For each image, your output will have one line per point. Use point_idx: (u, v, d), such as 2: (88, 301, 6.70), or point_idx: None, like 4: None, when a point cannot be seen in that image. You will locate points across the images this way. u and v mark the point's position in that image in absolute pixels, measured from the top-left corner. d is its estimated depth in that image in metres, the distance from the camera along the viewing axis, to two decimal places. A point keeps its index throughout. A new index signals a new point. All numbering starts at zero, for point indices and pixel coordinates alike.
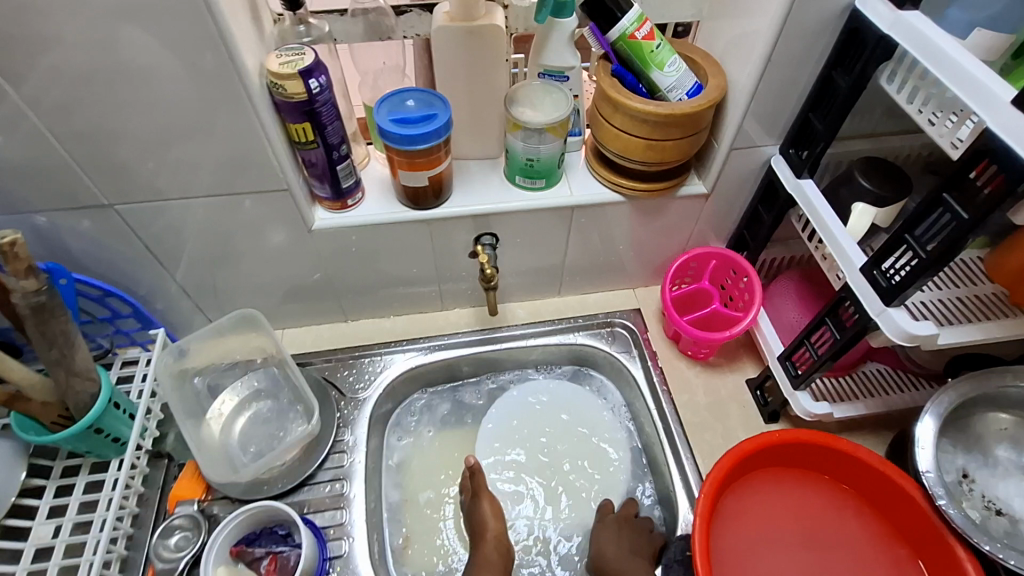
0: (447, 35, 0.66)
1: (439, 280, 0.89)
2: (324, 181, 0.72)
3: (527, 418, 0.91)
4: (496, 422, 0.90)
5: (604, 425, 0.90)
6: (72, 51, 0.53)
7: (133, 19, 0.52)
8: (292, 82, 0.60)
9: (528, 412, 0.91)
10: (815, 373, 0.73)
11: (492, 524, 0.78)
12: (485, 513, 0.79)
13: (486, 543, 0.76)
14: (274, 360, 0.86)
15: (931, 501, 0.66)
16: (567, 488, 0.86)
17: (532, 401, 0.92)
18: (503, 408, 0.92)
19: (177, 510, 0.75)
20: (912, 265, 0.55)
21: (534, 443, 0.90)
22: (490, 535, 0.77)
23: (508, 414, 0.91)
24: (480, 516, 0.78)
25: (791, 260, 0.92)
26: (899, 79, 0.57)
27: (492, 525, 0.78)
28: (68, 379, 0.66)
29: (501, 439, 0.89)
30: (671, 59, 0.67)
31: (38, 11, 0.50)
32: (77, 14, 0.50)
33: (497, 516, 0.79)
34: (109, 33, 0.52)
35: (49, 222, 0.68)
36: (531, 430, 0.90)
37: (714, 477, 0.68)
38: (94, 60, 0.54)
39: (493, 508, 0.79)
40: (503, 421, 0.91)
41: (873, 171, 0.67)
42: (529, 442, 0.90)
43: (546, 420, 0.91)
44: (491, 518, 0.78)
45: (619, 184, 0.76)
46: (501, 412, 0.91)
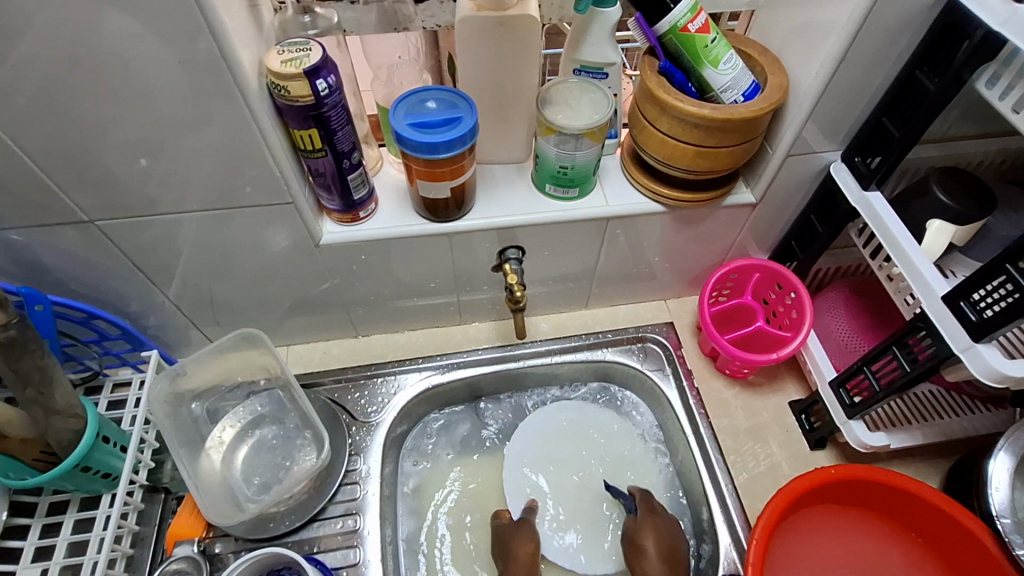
0: (474, 25, 0.57)
1: (458, 292, 0.82)
2: (333, 192, 0.64)
3: (551, 443, 0.85)
4: (518, 447, 0.84)
5: (631, 447, 0.84)
6: (36, 48, 0.45)
7: (107, 8, 0.43)
8: (296, 83, 0.52)
9: (552, 432, 0.85)
10: (875, 404, 0.67)
11: (527, 547, 0.73)
12: (522, 541, 0.74)
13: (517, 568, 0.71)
14: (278, 382, 0.78)
15: (1005, 550, 0.60)
16: (597, 519, 0.80)
17: (556, 423, 0.86)
18: (526, 432, 0.85)
19: (177, 552, 0.69)
20: (1009, 300, 0.49)
21: (560, 469, 0.83)
22: (523, 555, 0.73)
23: (531, 438, 0.85)
24: (512, 538, 0.74)
25: (838, 271, 0.85)
26: (1004, 83, 0.50)
27: (525, 549, 0.73)
28: (47, 418, 0.59)
29: (524, 463, 0.83)
30: (727, 55, 0.59)
31: None
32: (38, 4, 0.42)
33: (530, 539, 0.74)
34: (78, 26, 0.44)
35: (23, 238, 0.60)
36: (557, 456, 0.84)
37: (767, 523, 0.62)
38: (63, 59, 0.46)
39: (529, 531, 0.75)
40: (528, 445, 0.84)
41: (951, 183, 0.60)
42: (555, 469, 0.83)
43: (571, 442, 0.85)
44: (526, 541, 0.74)
45: (660, 194, 0.69)
46: (523, 437, 0.85)
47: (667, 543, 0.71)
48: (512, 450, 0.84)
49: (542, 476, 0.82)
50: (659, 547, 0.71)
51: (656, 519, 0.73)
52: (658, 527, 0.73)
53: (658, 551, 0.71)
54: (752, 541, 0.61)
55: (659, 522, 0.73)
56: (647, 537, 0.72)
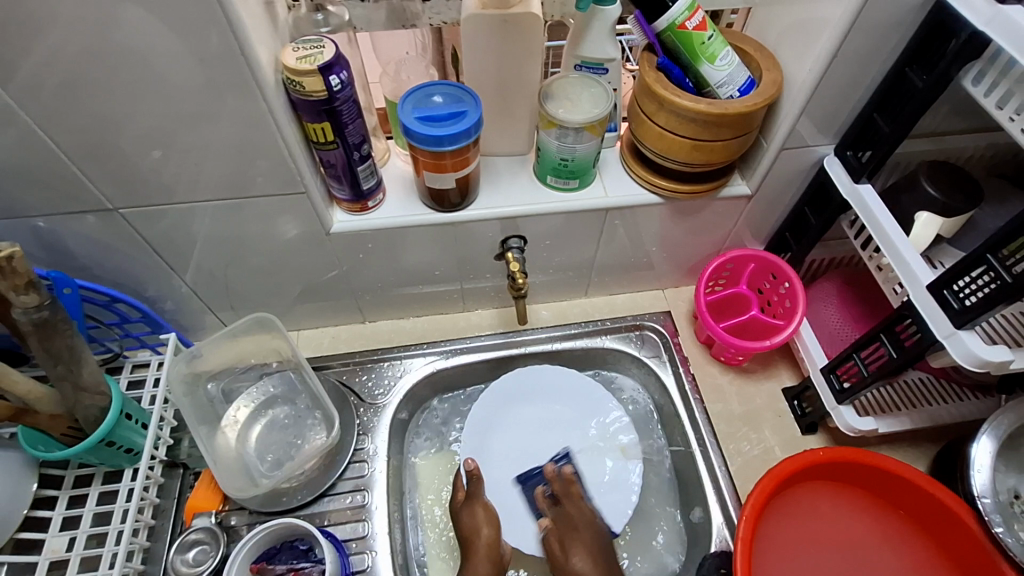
0: (479, 23, 0.60)
1: (461, 280, 0.85)
2: (343, 182, 0.67)
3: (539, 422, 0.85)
4: (473, 434, 0.84)
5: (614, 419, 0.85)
6: (62, 43, 0.48)
7: (123, 6, 0.46)
8: (311, 79, 0.54)
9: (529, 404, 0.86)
10: (864, 389, 0.69)
11: (486, 535, 0.74)
12: (479, 527, 0.75)
13: (479, 559, 0.72)
14: (290, 364, 0.82)
15: (985, 528, 0.63)
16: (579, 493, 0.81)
17: (553, 400, 0.86)
18: (479, 417, 0.84)
19: (195, 523, 0.73)
20: (990, 288, 0.51)
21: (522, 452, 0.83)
22: (482, 545, 0.73)
23: (488, 426, 0.84)
24: (474, 525, 0.75)
25: (833, 262, 0.87)
26: (989, 80, 0.51)
27: (487, 535, 0.74)
28: (75, 394, 0.62)
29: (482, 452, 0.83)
30: (723, 52, 0.61)
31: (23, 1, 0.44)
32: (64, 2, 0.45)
33: (490, 522, 0.75)
34: (99, 22, 0.46)
35: (49, 225, 0.64)
36: (522, 439, 0.84)
37: (756, 501, 0.65)
38: (86, 56, 0.49)
39: (487, 515, 0.76)
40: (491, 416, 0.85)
41: (940, 177, 0.62)
42: (513, 455, 0.83)
43: (550, 415, 0.86)
44: (485, 526, 0.75)
45: (657, 185, 0.71)
46: (476, 424, 0.84)
47: (593, 550, 0.73)
48: (467, 437, 0.83)
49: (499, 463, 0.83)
50: (591, 558, 0.72)
51: (581, 526, 0.75)
52: (579, 528, 0.75)
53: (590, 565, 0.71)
54: (741, 518, 0.64)
55: (576, 532, 0.74)
56: (577, 554, 0.72)
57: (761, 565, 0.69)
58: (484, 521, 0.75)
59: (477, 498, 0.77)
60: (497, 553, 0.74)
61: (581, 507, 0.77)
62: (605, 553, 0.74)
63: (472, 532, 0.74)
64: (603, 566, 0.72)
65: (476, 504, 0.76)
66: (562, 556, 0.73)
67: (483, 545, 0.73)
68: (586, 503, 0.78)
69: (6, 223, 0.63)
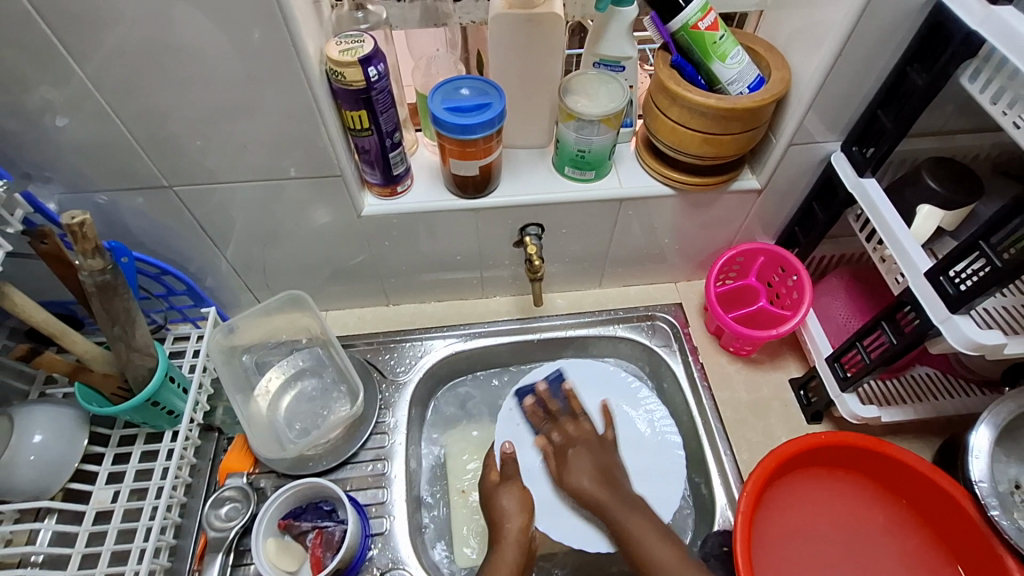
0: (506, 22, 0.64)
1: (480, 267, 0.90)
2: (375, 167, 0.72)
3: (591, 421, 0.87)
4: (506, 422, 0.86)
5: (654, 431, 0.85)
6: (129, 32, 0.53)
7: (187, 3, 0.51)
8: (352, 70, 0.60)
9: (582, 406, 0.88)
10: (865, 376, 0.72)
11: (512, 522, 0.76)
12: (513, 515, 0.76)
13: (507, 544, 0.74)
14: (319, 340, 0.87)
15: (981, 512, 0.65)
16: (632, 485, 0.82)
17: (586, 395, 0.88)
18: (517, 403, 0.87)
19: (228, 481, 0.78)
20: (982, 273, 0.53)
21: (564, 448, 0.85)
22: (510, 530, 0.75)
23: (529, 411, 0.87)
24: (506, 511, 0.77)
25: (841, 258, 0.90)
26: (984, 77, 0.54)
27: (514, 522, 0.76)
28: (128, 354, 0.68)
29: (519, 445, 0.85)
30: (734, 51, 0.65)
31: None
32: None
33: (523, 510, 0.77)
34: (165, 14, 0.52)
35: (109, 201, 0.70)
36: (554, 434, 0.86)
37: (759, 477, 0.68)
38: (150, 44, 0.54)
39: (521, 502, 0.78)
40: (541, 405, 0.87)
41: (941, 171, 0.65)
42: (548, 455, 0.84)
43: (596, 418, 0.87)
44: (518, 513, 0.77)
45: (670, 178, 0.75)
46: (514, 409, 0.87)
47: (599, 461, 0.80)
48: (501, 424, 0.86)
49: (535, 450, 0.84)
50: (592, 468, 0.79)
51: (580, 445, 0.82)
52: (577, 443, 0.82)
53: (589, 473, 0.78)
54: (742, 494, 0.67)
55: (582, 442, 0.82)
56: (580, 467, 0.79)
57: (762, 538, 0.72)
58: (517, 509, 0.77)
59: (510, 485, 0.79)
60: (525, 541, 0.75)
61: (578, 426, 0.84)
62: (605, 459, 0.81)
63: (503, 517, 0.76)
64: (606, 474, 0.79)
65: (511, 486, 0.79)
66: (563, 469, 0.80)
67: (512, 531, 0.75)
68: (585, 420, 0.85)
69: (72, 198, 0.69)
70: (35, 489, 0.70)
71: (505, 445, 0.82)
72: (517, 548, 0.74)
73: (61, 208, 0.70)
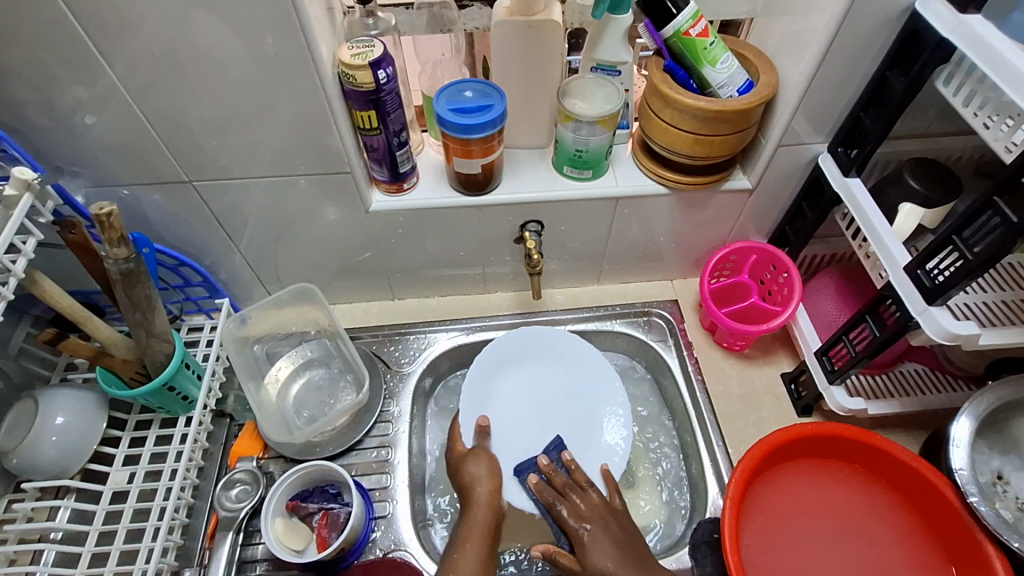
0: (506, 28, 0.68)
1: (483, 263, 0.93)
2: (382, 165, 0.76)
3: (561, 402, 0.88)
4: (472, 390, 0.86)
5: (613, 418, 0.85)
6: (155, 35, 0.57)
7: (211, 11, 0.55)
8: (362, 73, 0.64)
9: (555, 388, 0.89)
10: (851, 368, 0.74)
11: (483, 488, 0.76)
12: (481, 479, 0.77)
13: (479, 508, 0.74)
14: (328, 332, 0.91)
15: (962, 499, 0.67)
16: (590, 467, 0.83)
17: (561, 377, 0.89)
18: (479, 376, 0.86)
19: (239, 465, 0.82)
20: (956, 266, 0.56)
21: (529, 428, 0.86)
22: (481, 493, 0.75)
23: (489, 384, 0.87)
24: (476, 474, 0.77)
25: (832, 257, 0.93)
26: (957, 81, 0.58)
27: (483, 488, 0.76)
28: (147, 340, 0.71)
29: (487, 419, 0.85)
30: (724, 56, 0.68)
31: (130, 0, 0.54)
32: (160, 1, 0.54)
33: (490, 474, 0.77)
34: (189, 21, 0.56)
35: (131, 194, 0.74)
36: (516, 411, 0.87)
37: (748, 463, 0.71)
38: (176, 48, 0.58)
39: (489, 468, 0.78)
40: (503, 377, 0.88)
41: (922, 171, 0.68)
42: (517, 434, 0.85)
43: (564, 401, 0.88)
44: (483, 479, 0.77)
45: (663, 177, 0.78)
46: (476, 383, 0.86)
47: (614, 534, 0.72)
48: (467, 392, 0.85)
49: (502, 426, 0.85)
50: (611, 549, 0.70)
51: (591, 529, 0.72)
52: (589, 523, 0.72)
53: (609, 552, 0.70)
54: (731, 480, 0.70)
55: (599, 516, 0.73)
56: (597, 544, 0.70)
57: (751, 521, 0.75)
58: (488, 474, 0.77)
59: (478, 451, 0.79)
60: (496, 505, 0.75)
61: (586, 498, 0.75)
62: (619, 533, 0.72)
63: (473, 482, 0.77)
64: (625, 545, 0.71)
65: (479, 452, 0.79)
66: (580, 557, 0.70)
67: (483, 495, 0.75)
68: (592, 491, 0.76)
69: (97, 191, 0.73)
70: (55, 469, 0.73)
71: (482, 419, 0.82)
72: (486, 509, 0.74)
73: (87, 201, 0.74)
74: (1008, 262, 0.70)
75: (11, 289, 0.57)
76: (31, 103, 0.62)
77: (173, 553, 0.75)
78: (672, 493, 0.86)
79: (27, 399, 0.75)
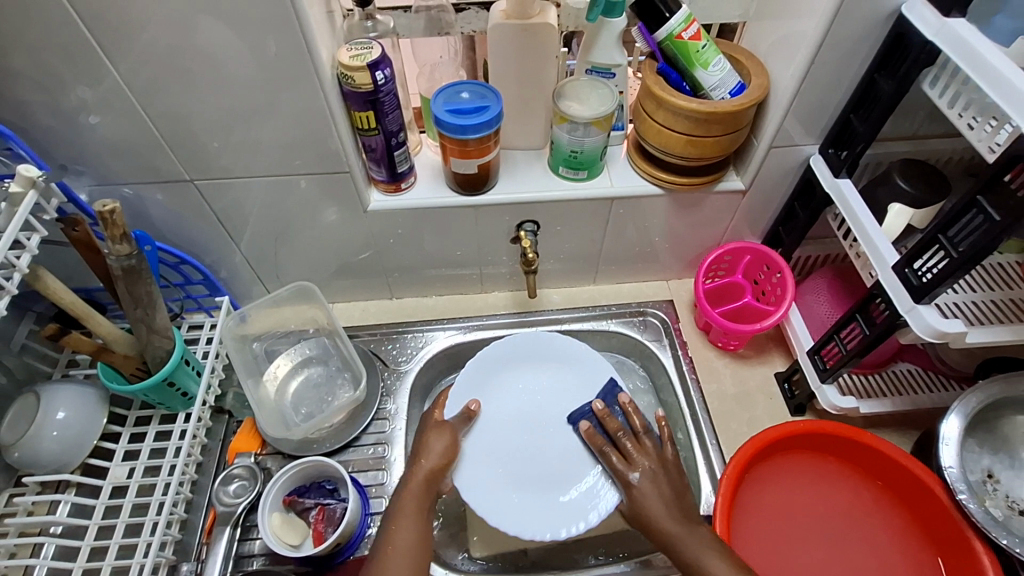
0: (504, 31, 0.70)
1: (480, 263, 0.94)
2: (380, 165, 0.77)
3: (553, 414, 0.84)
4: (470, 373, 0.84)
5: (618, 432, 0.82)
6: (157, 38, 0.58)
7: (212, 14, 0.57)
8: (361, 74, 0.65)
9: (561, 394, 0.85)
10: (843, 367, 0.75)
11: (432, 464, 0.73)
12: (432, 454, 0.74)
13: (413, 482, 0.71)
14: (326, 330, 0.92)
15: (951, 496, 0.68)
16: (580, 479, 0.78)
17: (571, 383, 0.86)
18: (485, 359, 0.86)
19: (238, 460, 0.83)
20: (942, 265, 0.57)
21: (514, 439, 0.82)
22: (423, 468, 0.72)
23: (490, 371, 0.86)
24: (430, 449, 0.75)
25: (826, 258, 0.94)
26: (942, 84, 0.59)
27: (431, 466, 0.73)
28: (148, 336, 0.72)
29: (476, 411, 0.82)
30: (716, 59, 0.70)
31: (134, 3, 0.55)
32: (164, 4, 0.56)
33: (443, 453, 0.75)
34: (191, 23, 0.57)
35: (134, 193, 0.76)
36: (507, 407, 0.84)
37: (739, 460, 0.72)
38: (178, 50, 0.60)
39: (444, 448, 0.75)
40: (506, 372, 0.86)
41: (911, 172, 0.69)
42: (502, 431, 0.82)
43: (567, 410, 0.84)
44: (433, 454, 0.74)
45: (657, 178, 0.79)
46: (481, 364, 0.85)
47: (668, 480, 0.70)
48: (466, 372, 0.84)
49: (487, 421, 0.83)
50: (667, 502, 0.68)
51: (650, 477, 0.70)
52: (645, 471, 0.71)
53: (658, 498, 0.68)
54: (723, 477, 0.70)
55: (652, 461, 0.72)
56: (650, 488, 0.69)
57: (744, 519, 0.75)
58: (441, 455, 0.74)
59: (439, 427, 0.77)
60: (434, 484, 0.72)
61: (639, 444, 0.74)
62: (671, 479, 0.71)
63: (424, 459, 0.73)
64: (675, 494, 0.69)
65: (444, 428, 0.77)
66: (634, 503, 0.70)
67: (423, 469, 0.72)
68: (648, 438, 0.74)
69: (101, 189, 0.75)
70: (56, 464, 0.74)
71: (472, 402, 0.81)
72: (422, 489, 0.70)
73: (91, 200, 0.76)
74: (996, 262, 0.71)
75: (15, 285, 0.59)
76: (37, 103, 0.63)
77: (172, 547, 0.76)
78: None
79: (29, 394, 0.76)
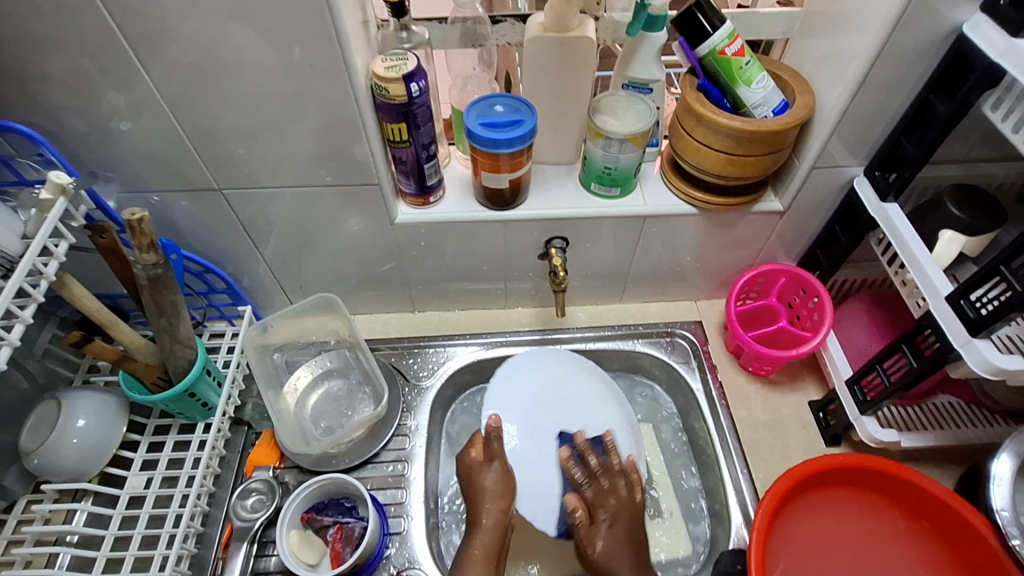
0: (541, 44, 0.68)
1: (506, 278, 0.92)
2: (410, 177, 0.76)
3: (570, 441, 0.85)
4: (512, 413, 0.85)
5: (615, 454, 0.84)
6: (190, 47, 0.57)
7: (246, 24, 0.56)
8: (395, 85, 0.64)
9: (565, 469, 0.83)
10: (885, 400, 0.72)
11: (494, 500, 0.75)
12: (495, 484, 0.76)
13: (484, 527, 0.73)
14: (347, 342, 0.91)
15: (1002, 540, 0.65)
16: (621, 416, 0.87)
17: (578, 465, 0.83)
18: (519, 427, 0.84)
19: (256, 474, 0.82)
20: (1003, 298, 0.54)
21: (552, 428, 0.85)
22: (495, 506, 0.75)
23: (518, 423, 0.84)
24: (494, 484, 0.76)
25: (863, 283, 0.91)
26: (1006, 107, 0.57)
27: (498, 501, 0.75)
28: (171, 346, 0.71)
29: (496, 399, 0.85)
30: (760, 76, 0.67)
31: (169, 10, 0.54)
32: (198, 12, 0.55)
33: (503, 487, 0.76)
34: (225, 32, 0.56)
35: (161, 201, 0.75)
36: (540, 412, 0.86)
37: (777, 494, 0.68)
38: (212, 61, 0.59)
39: (505, 479, 0.77)
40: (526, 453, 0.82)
41: (964, 198, 0.66)
42: (526, 406, 0.86)
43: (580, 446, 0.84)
44: (501, 496, 0.76)
45: (693, 198, 0.77)
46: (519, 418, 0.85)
47: (626, 530, 0.75)
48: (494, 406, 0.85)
49: (515, 402, 0.85)
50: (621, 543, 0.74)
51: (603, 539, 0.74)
52: (611, 507, 0.76)
53: (610, 542, 0.74)
54: (758, 510, 0.67)
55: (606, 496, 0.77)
56: (599, 538, 0.74)
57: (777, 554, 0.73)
58: (497, 491, 0.76)
59: (498, 458, 0.78)
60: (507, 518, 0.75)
61: (613, 480, 0.78)
62: (626, 523, 0.75)
63: (483, 496, 0.76)
64: (632, 544, 0.74)
65: (494, 464, 0.78)
66: (587, 543, 0.74)
67: (491, 514, 0.74)
68: (621, 481, 0.78)
69: (129, 196, 0.74)
70: (74, 472, 0.73)
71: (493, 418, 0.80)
72: (495, 527, 0.74)
73: (119, 207, 0.75)
74: None
75: (42, 293, 0.58)
76: (69, 109, 0.63)
77: (187, 562, 0.74)
78: (695, 521, 0.84)
79: (50, 401, 0.75)
